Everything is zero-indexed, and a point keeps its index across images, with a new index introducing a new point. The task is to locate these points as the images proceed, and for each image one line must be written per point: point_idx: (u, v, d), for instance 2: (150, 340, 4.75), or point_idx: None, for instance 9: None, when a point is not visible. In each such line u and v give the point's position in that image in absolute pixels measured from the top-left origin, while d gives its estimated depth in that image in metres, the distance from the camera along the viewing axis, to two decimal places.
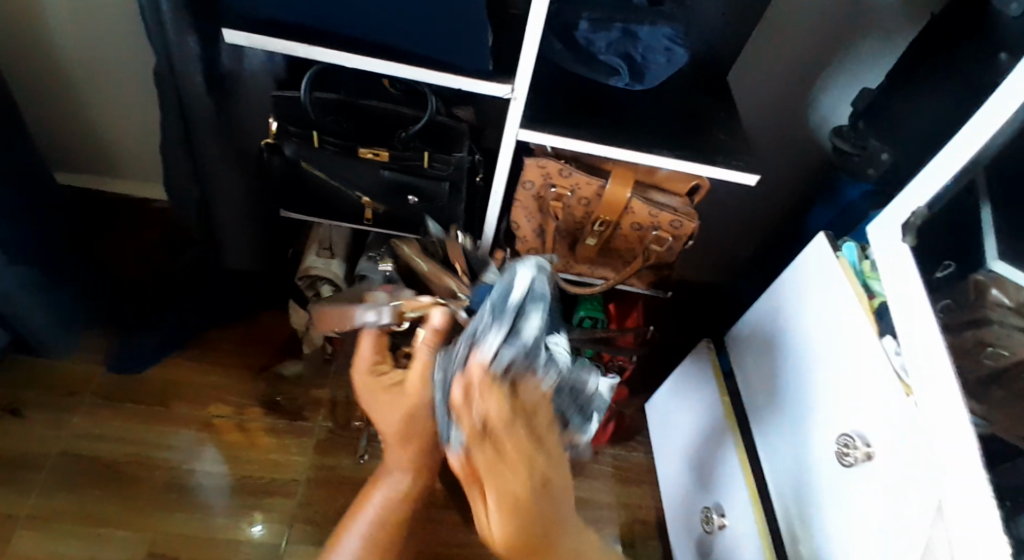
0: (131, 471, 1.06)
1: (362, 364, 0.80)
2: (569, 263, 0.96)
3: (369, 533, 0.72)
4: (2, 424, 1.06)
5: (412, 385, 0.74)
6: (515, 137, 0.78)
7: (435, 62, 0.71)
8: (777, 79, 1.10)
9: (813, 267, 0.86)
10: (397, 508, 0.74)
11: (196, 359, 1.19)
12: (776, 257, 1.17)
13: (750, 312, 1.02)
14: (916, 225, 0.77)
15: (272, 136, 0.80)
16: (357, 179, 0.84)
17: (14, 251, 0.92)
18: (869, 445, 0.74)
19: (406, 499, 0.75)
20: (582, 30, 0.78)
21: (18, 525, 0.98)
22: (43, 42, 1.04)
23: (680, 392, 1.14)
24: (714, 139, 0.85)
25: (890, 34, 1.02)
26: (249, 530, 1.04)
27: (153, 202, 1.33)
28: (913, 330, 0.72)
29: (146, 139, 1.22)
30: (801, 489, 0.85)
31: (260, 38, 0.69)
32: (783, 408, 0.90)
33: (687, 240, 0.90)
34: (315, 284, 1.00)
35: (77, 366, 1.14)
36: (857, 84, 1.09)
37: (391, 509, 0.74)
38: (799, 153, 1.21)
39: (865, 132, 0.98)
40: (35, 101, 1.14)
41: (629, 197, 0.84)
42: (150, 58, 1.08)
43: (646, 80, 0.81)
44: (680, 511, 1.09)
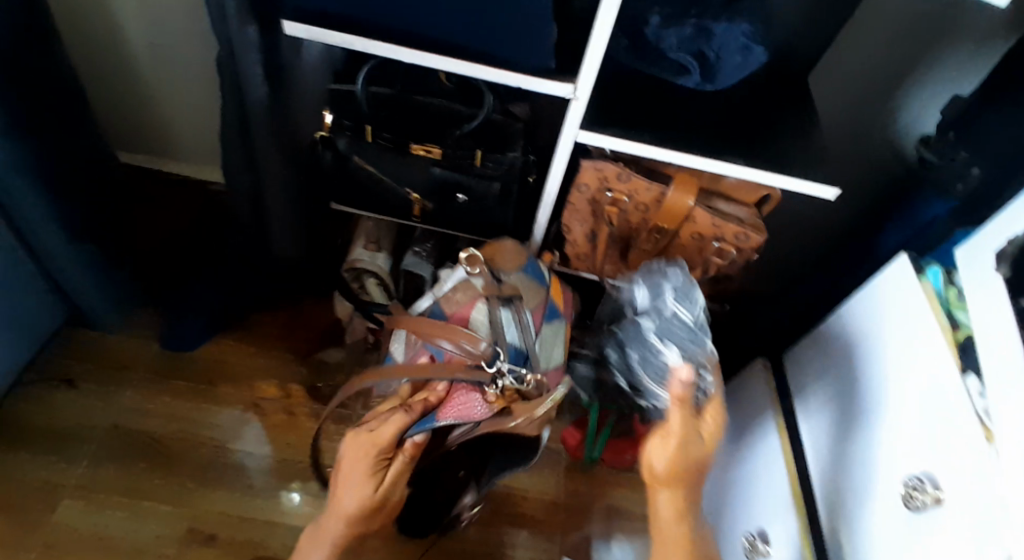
0: (176, 448, 1.08)
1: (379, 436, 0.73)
2: (619, 271, 0.92)
3: (349, 512, 0.72)
4: (56, 395, 1.09)
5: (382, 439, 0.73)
6: (573, 137, 0.74)
7: (495, 58, 0.67)
8: (863, 78, 1.01)
9: (891, 291, 0.79)
10: (354, 511, 0.73)
11: (243, 340, 1.20)
12: (845, 271, 1.10)
13: (823, 327, 0.94)
14: (1011, 255, 0.68)
15: (325, 130, 0.78)
16: (404, 176, 0.81)
17: (71, 231, 0.94)
18: (939, 490, 0.68)
19: (371, 490, 0.73)
20: (652, 25, 0.73)
21: (67, 494, 1.01)
22: (106, 23, 1.06)
23: (732, 408, 1.09)
24: (787, 145, 0.78)
25: (992, 32, 0.93)
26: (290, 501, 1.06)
27: (207, 183, 1.34)
28: (999, 369, 0.65)
29: (202, 122, 1.23)
30: (862, 524, 0.78)
31: (319, 31, 0.66)
32: (846, 437, 0.84)
33: (752, 254, 0.84)
34: (360, 276, 1.03)
35: (128, 341, 1.17)
36: (948, 90, 1.00)
37: (365, 491, 0.72)
38: (875, 161, 1.12)
39: (956, 142, 0.90)
40: (97, 81, 1.16)
41: (692, 205, 0.79)
42: (207, 41, 1.07)
43: (718, 80, 0.73)
44: (718, 534, 1.05)
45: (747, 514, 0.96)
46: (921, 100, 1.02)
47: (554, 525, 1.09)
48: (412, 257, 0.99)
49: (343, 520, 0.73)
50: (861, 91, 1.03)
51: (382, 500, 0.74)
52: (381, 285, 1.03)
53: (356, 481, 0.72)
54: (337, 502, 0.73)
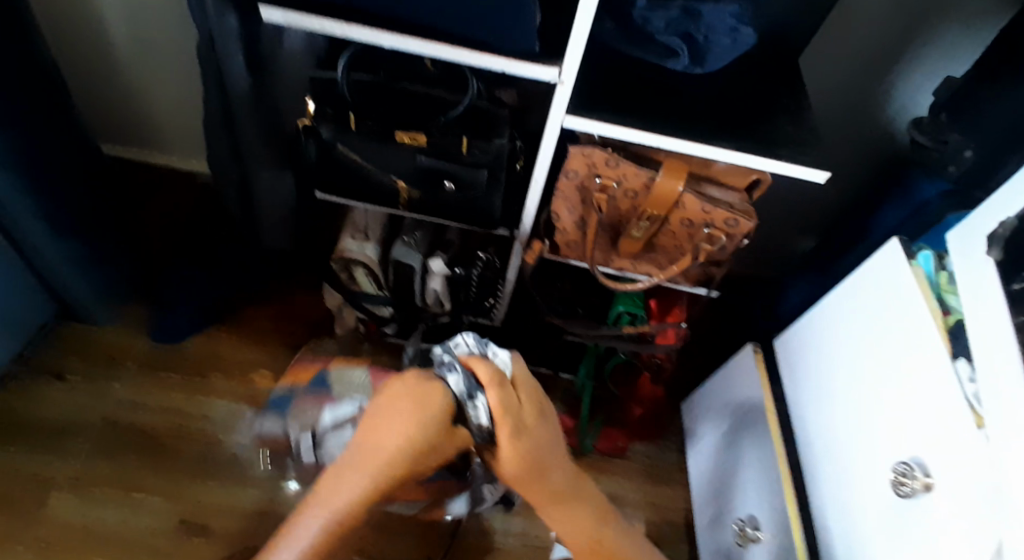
0: (167, 441, 1.07)
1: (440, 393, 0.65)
2: (609, 258, 0.91)
3: (385, 470, 0.61)
4: (45, 389, 1.08)
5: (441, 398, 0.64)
6: (559, 123, 0.73)
7: (478, 41, 0.65)
8: (855, 62, 1.00)
9: (882, 276, 0.78)
10: (393, 469, 0.61)
11: (233, 331, 1.20)
12: (839, 256, 1.10)
13: (812, 314, 0.92)
14: (1002, 236, 0.66)
15: (309, 118, 0.77)
16: (392, 164, 0.80)
17: (55, 224, 0.93)
18: (928, 475, 0.68)
19: (419, 452, 0.62)
20: (638, 7, 0.70)
21: (58, 489, 1.00)
22: (86, 11, 1.04)
23: (721, 395, 1.08)
24: (777, 129, 0.77)
25: (986, 12, 0.91)
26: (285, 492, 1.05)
27: (194, 174, 1.33)
28: (990, 355, 0.64)
29: (187, 112, 1.21)
30: (854, 509, 0.78)
31: (297, 16, 0.64)
32: (837, 423, 0.84)
33: (742, 239, 0.83)
34: (348, 267, 1.01)
35: (117, 335, 1.15)
36: (939, 73, 0.99)
37: (417, 445, 0.62)
38: (868, 145, 1.11)
39: (948, 125, 0.89)
40: (78, 72, 1.14)
41: (682, 191, 0.78)
42: (190, 29, 1.05)
43: (707, 64, 0.73)
44: (710, 518, 1.06)
45: (737, 501, 0.98)
46: (912, 82, 1.01)
47: None
48: (400, 246, 0.98)
49: (371, 480, 0.60)
50: (853, 75, 1.02)
51: (428, 465, 0.64)
52: (370, 275, 1.02)
53: (407, 422, 0.62)
54: (365, 450, 0.62)
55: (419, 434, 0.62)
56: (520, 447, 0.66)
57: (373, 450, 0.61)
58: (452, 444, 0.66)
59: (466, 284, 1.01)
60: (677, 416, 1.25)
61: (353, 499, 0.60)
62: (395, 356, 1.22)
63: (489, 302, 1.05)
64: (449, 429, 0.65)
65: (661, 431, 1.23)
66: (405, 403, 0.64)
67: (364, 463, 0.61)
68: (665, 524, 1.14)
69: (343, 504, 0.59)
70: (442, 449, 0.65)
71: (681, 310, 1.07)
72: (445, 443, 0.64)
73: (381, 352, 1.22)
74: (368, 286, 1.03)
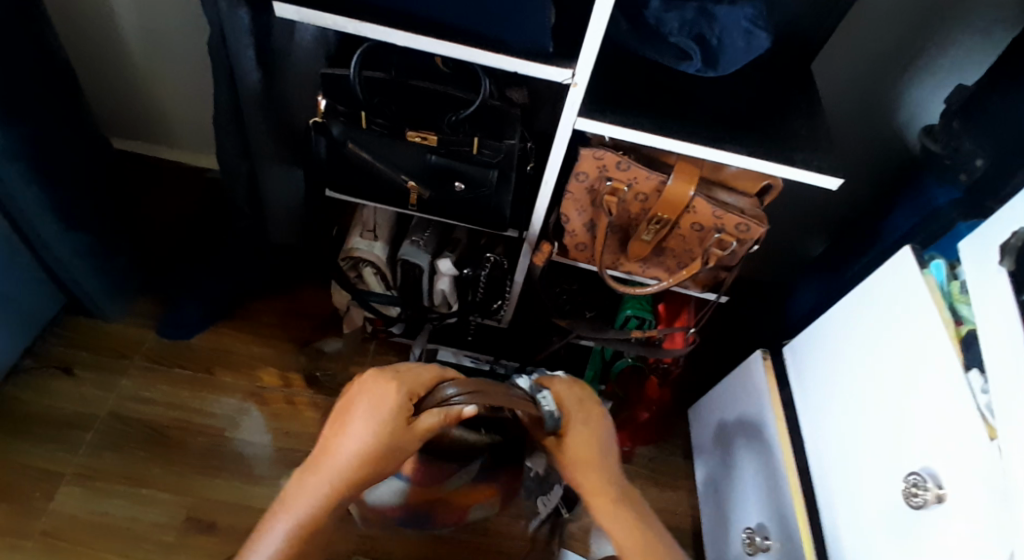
0: (174, 436, 1.07)
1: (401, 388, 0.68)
2: (618, 260, 0.91)
3: (348, 464, 0.62)
4: (53, 382, 1.09)
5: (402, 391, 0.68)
6: (572, 125, 0.72)
7: (491, 41, 0.65)
8: (867, 67, 1.00)
9: (894, 283, 0.77)
10: (353, 465, 0.63)
11: (240, 327, 1.20)
12: (849, 261, 1.09)
13: (821, 321, 0.92)
14: (1016, 247, 0.65)
15: (319, 115, 0.77)
16: (401, 162, 0.80)
17: (66, 219, 0.94)
18: (941, 487, 0.67)
19: (378, 448, 0.64)
20: (652, 8, 0.71)
21: (64, 482, 1.00)
22: (100, 7, 1.05)
23: (730, 402, 1.07)
24: (790, 132, 0.77)
25: (1000, 18, 0.91)
26: None
27: (204, 170, 1.33)
28: (1004, 365, 0.63)
29: (198, 108, 1.22)
30: (865, 520, 0.77)
31: (310, 12, 0.64)
32: (847, 432, 0.83)
33: (753, 244, 0.82)
34: (358, 266, 1.02)
35: (125, 329, 1.16)
36: (953, 79, 0.98)
37: (374, 440, 0.63)
38: (880, 151, 1.11)
39: (961, 132, 0.89)
40: (91, 67, 1.15)
41: (693, 195, 0.77)
42: (202, 26, 1.06)
43: (721, 67, 0.72)
44: (716, 525, 1.06)
45: (745, 509, 0.97)
46: (925, 88, 1.01)
47: None
48: (409, 246, 0.97)
49: (333, 479, 0.62)
50: (865, 81, 1.02)
51: (392, 461, 0.65)
52: (379, 273, 1.02)
53: (369, 416, 0.65)
54: (329, 451, 0.64)
55: (379, 427, 0.64)
56: (593, 449, 0.74)
57: (335, 448, 0.63)
58: (414, 437, 0.66)
59: (473, 284, 1.00)
60: (683, 420, 1.25)
61: (320, 496, 0.61)
62: (402, 355, 1.22)
63: (496, 304, 1.04)
64: (410, 424, 0.66)
65: (667, 435, 1.22)
66: (366, 399, 0.66)
67: (325, 466, 0.63)
68: (670, 529, 1.13)
69: (306, 505, 0.60)
70: (407, 445, 0.66)
71: (690, 314, 1.06)
72: (410, 436, 0.66)
73: (387, 351, 1.23)
74: (376, 284, 1.04)
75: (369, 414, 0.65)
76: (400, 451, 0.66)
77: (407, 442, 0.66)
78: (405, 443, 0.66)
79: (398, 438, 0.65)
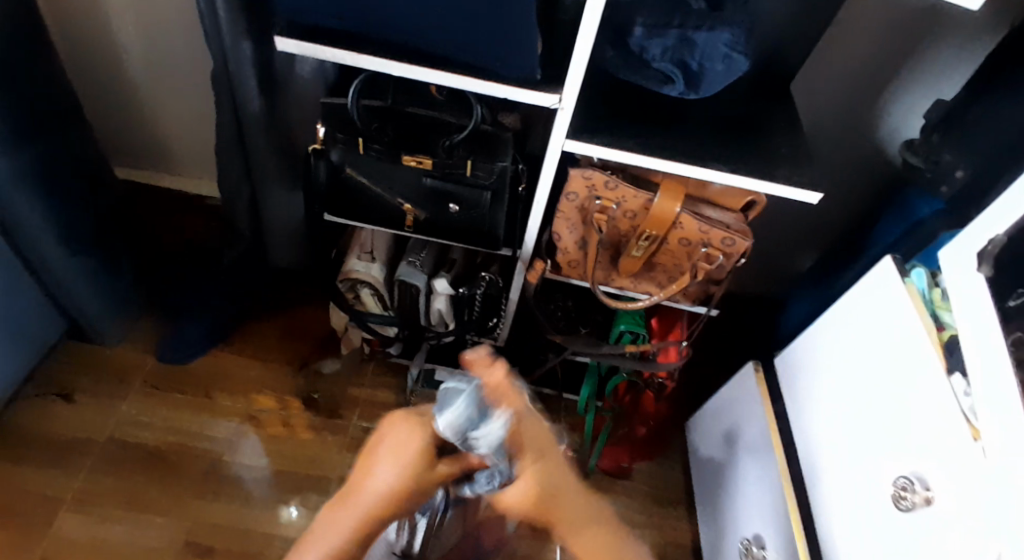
0: (173, 459, 1.08)
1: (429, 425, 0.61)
2: (610, 276, 0.94)
3: (371, 509, 0.59)
4: (54, 407, 1.10)
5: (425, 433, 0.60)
6: (560, 146, 0.75)
7: (482, 69, 0.69)
8: (847, 85, 1.04)
9: (876, 292, 0.80)
10: (380, 509, 0.59)
11: (239, 350, 1.22)
12: (836, 274, 1.12)
13: (809, 331, 0.94)
14: (993, 254, 0.69)
15: (318, 142, 0.81)
16: (398, 186, 0.83)
17: (71, 244, 0.96)
18: (928, 489, 0.69)
19: (407, 490, 0.59)
20: (636, 37, 0.74)
21: (64, 507, 1.01)
22: (105, 42, 1.08)
23: (724, 414, 1.09)
24: (773, 150, 0.80)
25: (970, 38, 0.95)
26: (288, 513, 1.06)
27: (204, 197, 1.36)
28: (983, 367, 0.66)
29: (199, 136, 1.25)
30: (855, 527, 0.79)
31: (311, 46, 0.67)
32: (835, 439, 0.85)
33: (739, 257, 0.85)
34: (355, 287, 1.04)
35: (125, 354, 1.17)
36: (931, 95, 1.02)
37: (400, 486, 0.59)
38: (863, 166, 1.14)
39: (939, 146, 0.92)
40: (94, 98, 1.19)
41: (679, 212, 0.80)
42: (205, 58, 1.10)
43: (703, 88, 0.75)
44: (714, 537, 1.07)
45: (741, 519, 0.99)
46: (902, 105, 1.05)
47: (550, 534, 1.10)
48: (406, 267, 1.00)
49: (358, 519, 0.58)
50: (844, 98, 1.06)
51: (418, 500, 0.61)
52: (376, 294, 1.04)
53: (397, 460, 0.59)
54: (352, 495, 0.60)
55: (404, 469, 0.59)
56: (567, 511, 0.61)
57: (360, 488, 0.60)
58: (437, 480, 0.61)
59: (470, 303, 1.03)
60: (679, 435, 1.26)
61: (344, 538, 0.58)
62: (400, 376, 1.24)
63: (493, 321, 1.07)
64: (431, 468, 0.60)
65: (663, 450, 1.24)
66: (391, 440, 0.61)
67: (353, 503, 0.59)
68: (668, 546, 1.13)
69: (332, 544, 0.57)
70: (427, 489, 0.61)
71: (682, 326, 1.09)
72: (431, 480, 0.60)
73: (386, 372, 1.24)
74: (373, 305, 1.06)
75: (398, 454, 0.60)
76: (426, 493, 0.61)
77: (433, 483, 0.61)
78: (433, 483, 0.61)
79: (423, 482, 0.60)
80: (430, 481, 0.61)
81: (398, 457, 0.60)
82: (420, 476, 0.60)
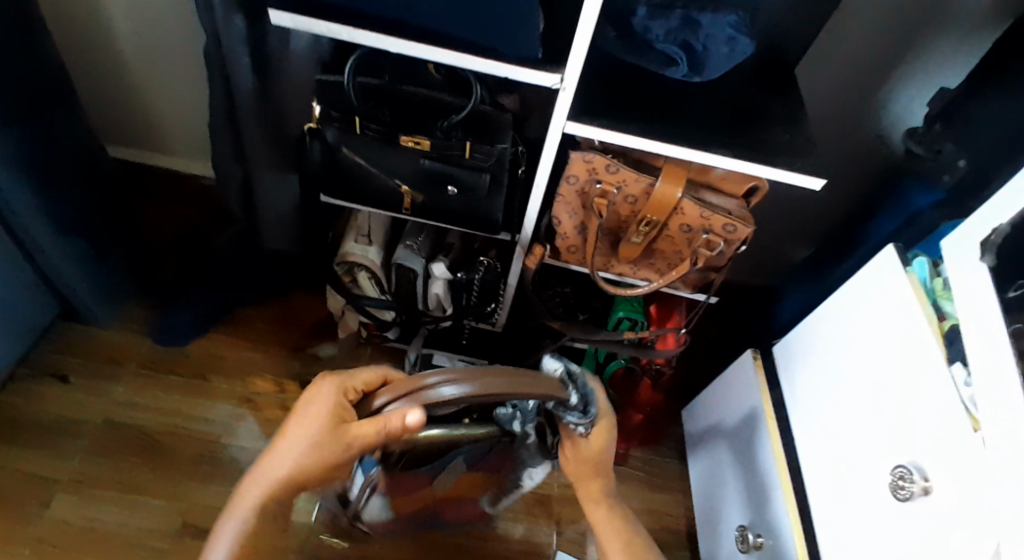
0: (168, 442, 1.08)
1: (341, 385, 0.62)
2: (609, 263, 0.93)
3: (283, 469, 0.59)
4: (47, 389, 1.09)
5: (332, 395, 0.61)
6: (561, 129, 0.74)
7: (481, 48, 0.67)
8: (850, 72, 1.02)
9: (878, 280, 0.79)
10: (292, 469, 0.60)
11: (233, 333, 1.21)
12: (836, 263, 1.11)
13: (810, 319, 0.93)
14: (995, 243, 0.68)
15: (314, 122, 0.79)
16: (395, 167, 0.82)
17: (62, 224, 0.95)
18: (927, 479, 0.69)
19: (318, 447, 0.58)
20: (639, 16, 0.72)
21: (58, 489, 1.01)
22: (96, 19, 1.06)
23: (722, 401, 1.09)
24: (776, 135, 0.79)
25: (975, 25, 0.94)
26: None
27: (198, 179, 1.35)
28: (985, 357, 0.65)
29: (192, 117, 1.23)
30: (853, 515, 0.78)
31: (305, 20, 0.66)
32: (835, 428, 0.84)
33: (740, 244, 0.84)
34: (352, 270, 1.03)
35: (120, 336, 1.17)
36: (935, 84, 1.01)
37: (313, 446, 0.58)
38: (865, 155, 1.13)
39: (943, 134, 0.91)
40: (86, 77, 1.17)
41: (680, 197, 0.79)
42: (198, 37, 1.08)
43: (706, 72, 0.74)
44: (710, 523, 1.07)
45: (737, 507, 0.99)
46: (905, 93, 1.03)
47: (547, 520, 1.09)
48: (403, 250, 0.99)
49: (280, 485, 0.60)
50: (847, 86, 1.04)
51: (340, 463, 0.60)
52: (373, 277, 1.03)
53: (304, 424, 0.59)
54: (267, 456, 0.61)
55: (311, 428, 0.59)
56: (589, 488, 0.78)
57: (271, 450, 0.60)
58: (348, 444, 0.58)
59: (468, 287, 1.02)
60: (676, 423, 1.26)
61: (263, 491, 0.60)
62: (396, 361, 1.23)
63: (490, 307, 1.05)
64: (339, 428, 0.59)
65: (660, 438, 1.23)
66: (305, 400, 0.61)
67: (263, 464, 0.61)
68: (664, 533, 1.14)
69: (247, 503, 0.60)
70: (341, 454, 0.59)
71: (681, 315, 1.08)
72: (341, 439, 0.58)
73: (382, 356, 1.24)
74: (370, 289, 1.05)
75: (304, 416, 0.60)
76: (339, 456, 0.59)
77: (346, 446, 0.58)
78: (347, 446, 0.58)
79: (334, 442, 0.58)
80: (343, 444, 0.58)
81: (305, 420, 0.59)
82: (327, 435, 0.58)
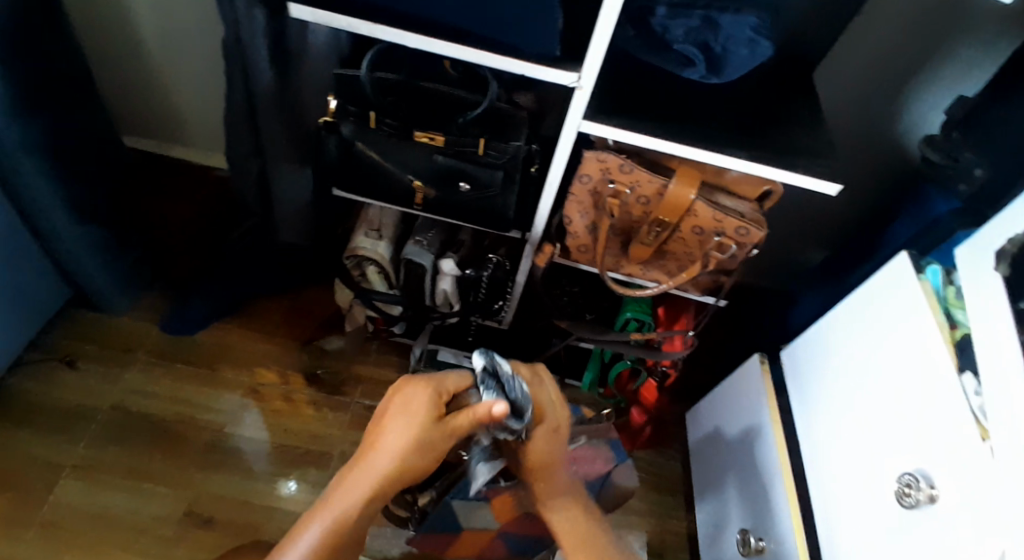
0: (176, 430, 1.08)
1: (425, 394, 0.63)
2: (620, 263, 0.93)
3: (385, 471, 0.59)
4: (57, 375, 1.09)
5: (422, 397, 0.63)
6: (576, 128, 0.74)
7: (500, 45, 0.67)
8: (868, 77, 1.02)
9: (890, 288, 0.79)
10: (391, 469, 0.59)
11: (242, 324, 1.21)
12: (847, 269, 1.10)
13: (820, 325, 0.93)
14: (1009, 254, 0.67)
15: (329, 115, 0.79)
16: (409, 162, 0.82)
17: (76, 211, 0.95)
18: (933, 487, 0.68)
19: (416, 443, 0.60)
20: (658, 16, 0.73)
21: (65, 474, 1.01)
22: (113, 7, 1.06)
23: (728, 405, 1.08)
24: (793, 140, 0.78)
25: (996, 33, 0.93)
26: (287, 487, 1.06)
27: (211, 169, 1.35)
28: (996, 367, 0.65)
29: (206, 108, 1.23)
30: (858, 522, 0.78)
31: (326, 14, 0.66)
32: (843, 435, 0.84)
33: (752, 248, 0.84)
34: (362, 264, 1.03)
35: (130, 324, 1.17)
36: (952, 91, 1.00)
37: (413, 441, 0.60)
38: (879, 161, 1.12)
39: (960, 142, 0.90)
40: (102, 65, 1.17)
41: (694, 199, 0.78)
42: (215, 28, 1.08)
43: (725, 73, 0.73)
44: (711, 527, 1.07)
45: (740, 511, 0.98)
46: (922, 100, 1.03)
47: None
48: (413, 246, 0.99)
49: (360, 497, 0.57)
50: (864, 91, 1.04)
51: (435, 460, 0.62)
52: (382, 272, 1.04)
53: (404, 422, 0.61)
54: (358, 466, 0.60)
55: (412, 423, 0.61)
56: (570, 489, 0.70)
57: (375, 443, 0.61)
58: (447, 434, 0.62)
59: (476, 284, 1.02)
60: (681, 425, 1.26)
61: (354, 500, 0.57)
62: (403, 356, 1.23)
63: (498, 304, 1.05)
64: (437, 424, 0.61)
65: (664, 439, 1.23)
66: (403, 400, 0.63)
67: (365, 465, 0.60)
68: (666, 534, 1.13)
69: (332, 512, 0.56)
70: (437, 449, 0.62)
71: (689, 317, 1.08)
72: (440, 432, 0.61)
73: (389, 351, 1.24)
74: (378, 283, 1.05)
75: (404, 415, 0.62)
76: (437, 450, 0.61)
77: (445, 437, 0.62)
78: (446, 435, 0.61)
79: (433, 434, 0.61)
80: (438, 440, 0.61)
81: (407, 417, 0.62)
82: (427, 429, 0.61)
